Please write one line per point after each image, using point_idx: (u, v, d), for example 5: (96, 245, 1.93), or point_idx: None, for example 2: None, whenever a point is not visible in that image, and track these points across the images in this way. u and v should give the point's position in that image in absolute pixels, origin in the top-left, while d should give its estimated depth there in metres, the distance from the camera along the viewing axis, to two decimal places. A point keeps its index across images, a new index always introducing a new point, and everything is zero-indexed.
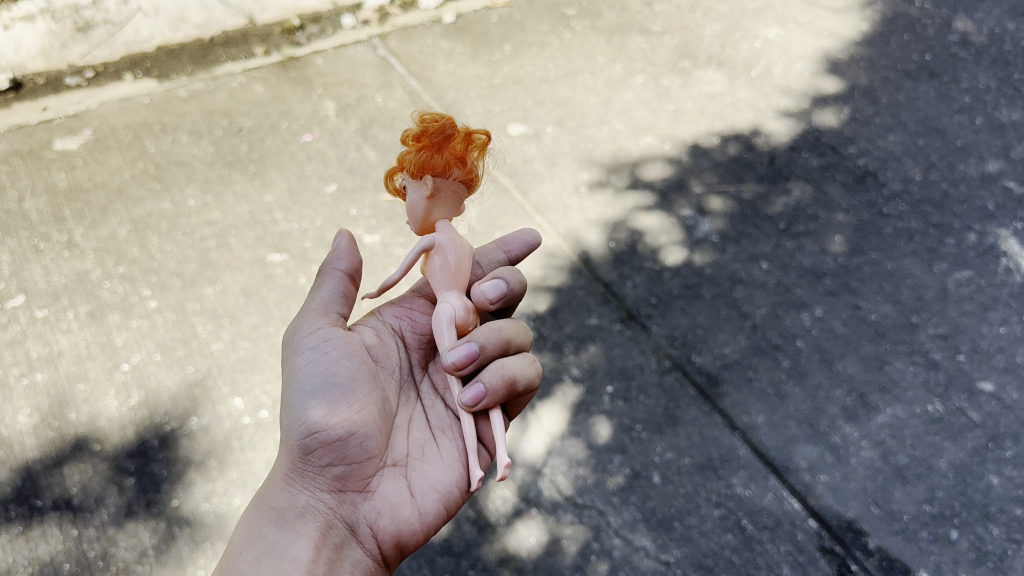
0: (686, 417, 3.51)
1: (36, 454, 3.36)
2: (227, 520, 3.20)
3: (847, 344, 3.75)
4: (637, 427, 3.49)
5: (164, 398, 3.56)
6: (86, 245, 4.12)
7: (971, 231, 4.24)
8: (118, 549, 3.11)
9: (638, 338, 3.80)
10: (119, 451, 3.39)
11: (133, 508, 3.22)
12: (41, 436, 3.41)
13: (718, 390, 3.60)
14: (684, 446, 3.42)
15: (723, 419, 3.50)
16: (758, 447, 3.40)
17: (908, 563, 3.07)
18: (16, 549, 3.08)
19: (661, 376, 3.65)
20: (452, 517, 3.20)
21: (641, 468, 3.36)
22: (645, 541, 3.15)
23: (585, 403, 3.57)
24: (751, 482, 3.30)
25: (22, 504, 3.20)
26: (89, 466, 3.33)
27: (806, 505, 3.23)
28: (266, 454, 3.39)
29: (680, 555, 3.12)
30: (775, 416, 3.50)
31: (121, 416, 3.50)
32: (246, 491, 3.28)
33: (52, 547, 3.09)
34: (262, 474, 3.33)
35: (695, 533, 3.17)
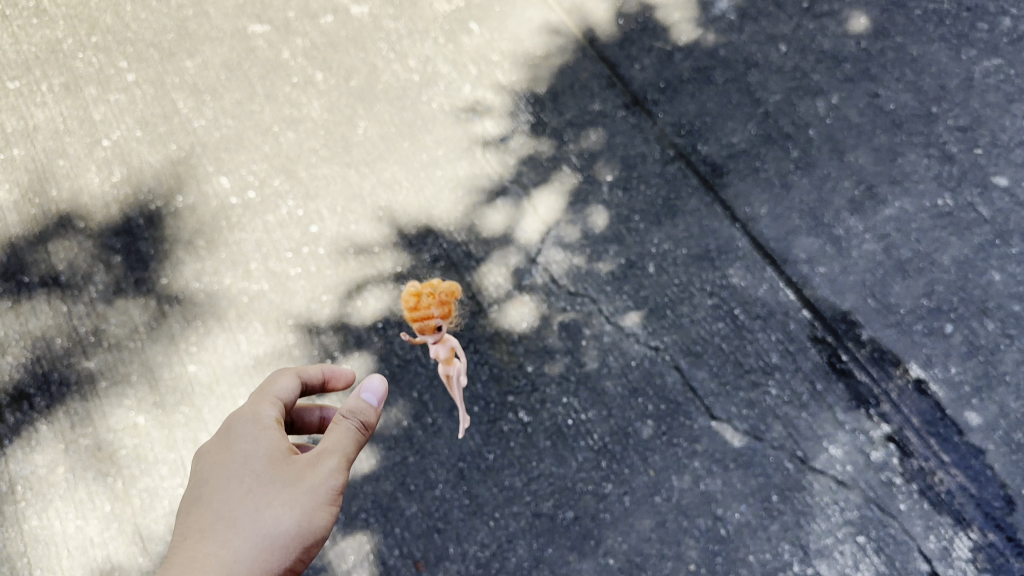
0: (686, 208, 3.40)
1: (20, 231, 3.29)
2: (218, 299, 3.17)
3: (862, 134, 3.55)
4: (635, 216, 3.39)
5: (148, 176, 3.43)
6: (56, 12, 3.85)
7: (1005, 15, 3.86)
8: (109, 326, 3.10)
9: (643, 126, 3.61)
10: (103, 228, 3.30)
11: (122, 286, 3.18)
12: (23, 212, 3.33)
13: (721, 180, 3.46)
14: (682, 237, 3.34)
15: (724, 209, 3.40)
16: (757, 238, 3.33)
17: (899, 355, 3.08)
18: (8, 325, 3.09)
19: (664, 166, 3.51)
20: None
21: (636, 258, 3.30)
22: (636, 328, 3.17)
23: (584, 191, 3.45)
24: (748, 273, 3.25)
25: (10, 281, 3.18)
26: (74, 244, 3.26)
27: (801, 296, 3.20)
28: (255, 236, 3.32)
29: (669, 342, 3.14)
30: (778, 208, 3.39)
31: (104, 193, 3.38)
32: (236, 271, 3.24)
33: (42, 322, 3.10)
34: (252, 255, 3.28)
35: (686, 322, 3.17)
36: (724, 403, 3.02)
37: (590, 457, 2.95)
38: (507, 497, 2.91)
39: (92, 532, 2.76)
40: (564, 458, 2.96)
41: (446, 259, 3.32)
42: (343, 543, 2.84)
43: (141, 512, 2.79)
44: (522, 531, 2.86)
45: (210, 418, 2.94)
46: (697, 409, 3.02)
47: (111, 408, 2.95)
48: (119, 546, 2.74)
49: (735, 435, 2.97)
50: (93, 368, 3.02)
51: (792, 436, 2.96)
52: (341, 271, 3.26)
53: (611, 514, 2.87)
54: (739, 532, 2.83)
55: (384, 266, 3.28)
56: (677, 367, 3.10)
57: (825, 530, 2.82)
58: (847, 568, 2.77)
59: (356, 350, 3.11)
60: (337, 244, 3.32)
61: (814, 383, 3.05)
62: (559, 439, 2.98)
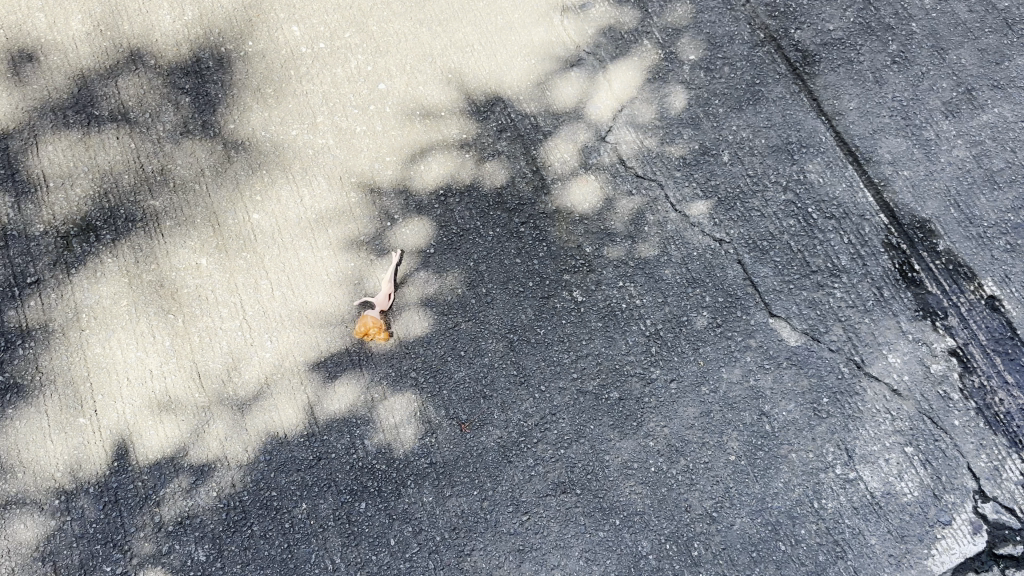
0: (771, 96, 3.25)
1: (90, 63, 3.25)
2: (284, 151, 3.15)
3: (969, 31, 3.34)
4: (715, 101, 3.25)
5: (219, 18, 3.35)
6: None
7: None
8: (176, 167, 3.11)
9: (734, 4, 3.42)
10: (173, 68, 3.27)
11: (189, 128, 3.17)
12: (95, 46, 3.27)
13: (811, 69, 3.29)
14: (762, 127, 3.20)
15: (810, 101, 3.24)
16: (842, 134, 3.18)
17: (975, 270, 2.98)
18: (77, 156, 3.10)
19: (751, 49, 3.33)
20: (511, 172, 3.17)
21: (712, 144, 3.19)
22: (702, 218, 3.09)
23: (663, 70, 3.31)
24: (827, 170, 3.13)
25: (80, 112, 3.17)
26: (144, 81, 3.23)
27: (879, 199, 3.08)
28: (323, 89, 3.26)
29: (735, 235, 3.06)
30: (868, 104, 3.22)
31: (175, 32, 3.32)
32: (303, 123, 3.20)
33: (110, 157, 3.11)
34: (319, 109, 3.23)
35: (756, 216, 3.08)
36: (785, 301, 2.97)
37: (641, 342, 2.93)
38: (553, 371, 2.90)
39: (152, 364, 2.84)
40: (614, 339, 2.94)
41: (513, 129, 3.23)
42: (392, 400, 2.84)
43: (200, 350, 2.86)
44: (565, 406, 2.86)
45: (270, 268, 2.98)
46: (756, 305, 2.97)
47: (174, 248, 2.99)
48: (177, 379, 2.82)
49: (792, 334, 2.93)
50: (159, 207, 3.04)
51: (851, 341, 2.91)
52: (407, 133, 3.21)
53: (655, 399, 2.86)
54: (785, 430, 2.82)
55: (449, 132, 3.21)
56: (741, 261, 3.03)
57: (873, 437, 2.80)
58: (890, 476, 2.75)
59: (415, 215, 3.09)
60: (403, 104, 3.25)
61: (881, 290, 2.97)
62: (611, 321, 2.96)
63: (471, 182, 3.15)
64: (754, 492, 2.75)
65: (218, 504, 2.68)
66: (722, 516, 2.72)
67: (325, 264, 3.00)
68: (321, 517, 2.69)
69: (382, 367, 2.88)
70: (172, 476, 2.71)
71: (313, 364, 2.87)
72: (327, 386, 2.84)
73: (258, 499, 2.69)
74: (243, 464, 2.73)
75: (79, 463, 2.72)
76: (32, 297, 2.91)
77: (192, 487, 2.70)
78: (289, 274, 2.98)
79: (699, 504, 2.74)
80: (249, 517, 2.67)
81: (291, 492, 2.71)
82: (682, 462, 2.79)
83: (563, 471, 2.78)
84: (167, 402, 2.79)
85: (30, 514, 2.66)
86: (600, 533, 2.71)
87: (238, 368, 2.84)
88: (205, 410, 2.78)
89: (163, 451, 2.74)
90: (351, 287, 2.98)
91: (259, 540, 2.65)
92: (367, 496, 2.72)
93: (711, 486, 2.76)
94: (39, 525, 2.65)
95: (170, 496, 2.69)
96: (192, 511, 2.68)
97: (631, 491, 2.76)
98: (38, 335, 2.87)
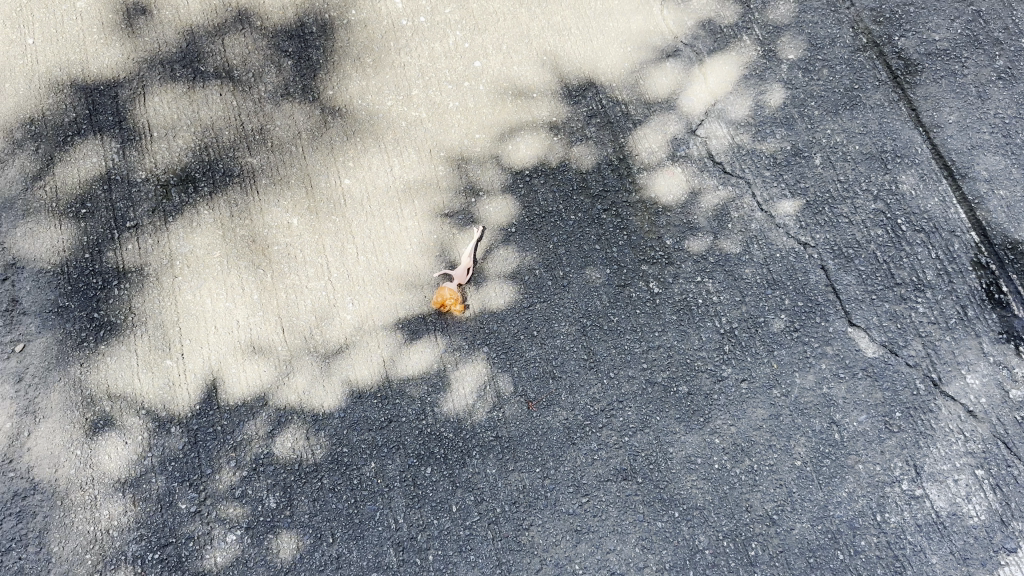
0: (869, 102, 3.22)
1: (200, 19, 3.34)
2: (379, 120, 3.22)
3: None
4: (811, 103, 3.23)
5: None
6: None
7: None
8: (275, 127, 3.20)
9: (838, 6, 3.39)
10: (278, 30, 3.35)
11: (290, 90, 3.26)
12: (206, 3, 3.37)
13: (913, 78, 3.26)
14: (857, 133, 3.18)
15: (909, 110, 3.21)
16: (939, 147, 3.15)
17: None
18: (182, 109, 3.21)
19: (852, 53, 3.30)
20: (598, 158, 3.19)
21: (804, 147, 3.17)
22: (788, 220, 3.08)
23: (760, 67, 3.30)
24: (920, 183, 3.10)
25: (186, 67, 3.27)
26: (249, 41, 3.32)
27: (972, 216, 3.06)
28: (420, 62, 3.32)
29: (820, 240, 3.05)
30: (969, 118, 3.19)
31: None
32: (399, 94, 3.26)
33: (213, 112, 3.21)
34: (415, 82, 3.28)
35: (843, 222, 3.06)
36: (865, 311, 2.95)
37: (715, 339, 2.93)
38: (624, 359, 2.92)
39: (239, 315, 2.94)
40: (687, 333, 2.94)
41: (603, 116, 3.25)
42: (464, 370, 2.90)
43: (285, 306, 2.96)
44: (632, 395, 2.87)
45: (357, 233, 3.06)
46: (836, 312, 2.96)
47: (268, 206, 3.09)
48: (261, 332, 2.92)
49: (870, 345, 2.91)
50: (256, 165, 3.14)
51: (930, 357, 2.89)
52: (498, 112, 3.25)
53: (724, 397, 2.87)
54: (854, 441, 2.81)
55: (540, 113, 3.24)
56: (824, 267, 3.02)
57: (944, 456, 2.78)
58: (958, 497, 2.74)
59: (500, 193, 3.14)
60: (497, 83, 3.29)
61: (965, 309, 2.94)
62: (686, 315, 2.97)
63: (557, 165, 3.18)
64: (816, 499, 2.75)
65: (291, 455, 2.78)
66: (782, 519, 2.73)
67: (410, 233, 3.07)
68: (387, 478, 2.76)
69: (456, 337, 2.94)
70: (249, 423, 2.81)
71: (392, 328, 2.95)
72: (403, 350, 2.92)
73: (329, 454, 2.79)
74: (318, 418, 2.82)
75: (164, 403, 2.83)
76: (130, 241, 3.03)
77: (268, 436, 2.80)
78: (375, 240, 3.06)
79: (760, 504, 2.75)
80: (320, 471, 2.76)
81: (361, 451, 2.79)
82: (747, 462, 2.79)
83: (626, 458, 2.80)
84: (251, 352, 2.90)
85: (115, 446, 2.78)
86: (658, 523, 2.74)
87: (321, 326, 2.93)
88: (286, 364, 2.88)
89: (244, 398, 2.84)
90: (433, 258, 3.04)
91: (327, 493, 2.74)
92: (433, 462, 2.78)
93: (774, 489, 2.76)
94: (123, 457, 2.77)
95: (246, 443, 2.80)
96: (266, 459, 2.78)
97: (692, 486, 2.77)
98: (134, 277, 2.99)
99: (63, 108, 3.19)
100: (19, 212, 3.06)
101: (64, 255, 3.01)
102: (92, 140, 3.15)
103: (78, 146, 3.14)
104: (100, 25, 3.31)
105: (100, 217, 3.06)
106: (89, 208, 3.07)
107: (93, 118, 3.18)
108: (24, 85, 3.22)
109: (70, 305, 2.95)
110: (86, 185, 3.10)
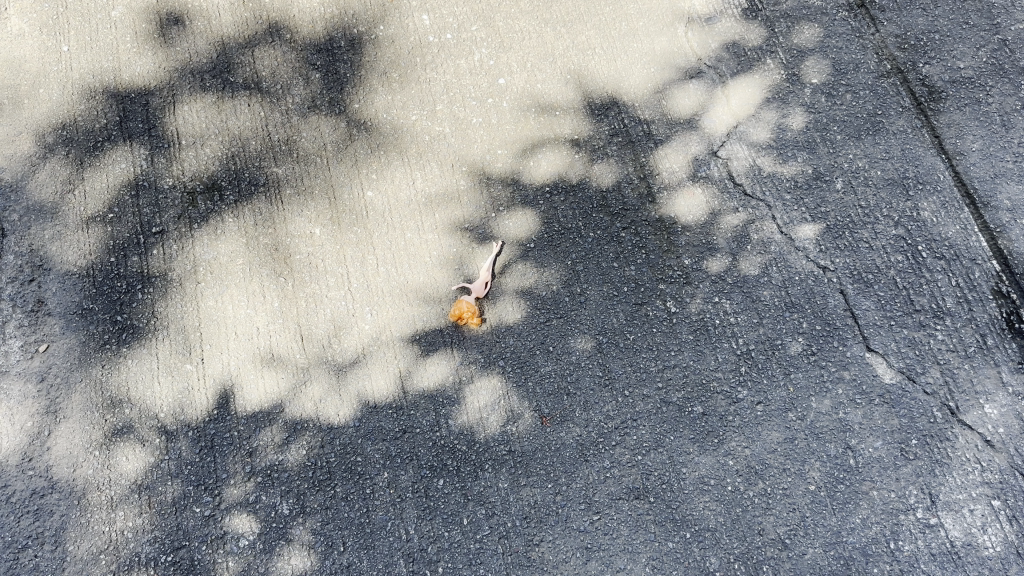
0: (891, 128, 3.23)
1: (231, 31, 3.41)
2: (403, 134, 3.26)
3: None
4: (833, 128, 3.24)
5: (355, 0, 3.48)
6: None
7: None
8: (301, 138, 3.25)
9: (863, 31, 3.40)
10: (307, 44, 3.41)
11: (316, 103, 3.31)
12: (237, 16, 3.43)
13: (936, 105, 3.26)
14: (879, 159, 3.18)
15: (932, 137, 3.21)
16: (961, 175, 3.15)
17: None
18: (210, 118, 3.26)
19: (876, 79, 3.31)
20: (619, 177, 3.21)
21: (825, 171, 3.18)
22: (808, 244, 3.08)
23: (783, 90, 3.31)
24: (942, 210, 3.10)
25: (216, 78, 3.32)
26: (278, 54, 3.38)
27: (993, 245, 3.05)
28: (446, 78, 3.36)
29: (839, 264, 3.05)
30: (993, 147, 3.19)
31: (312, 10, 3.46)
32: (424, 109, 3.30)
33: (241, 123, 3.27)
34: (440, 97, 3.32)
35: (863, 247, 3.06)
36: (884, 337, 2.94)
37: (731, 360, 2.93)
38: (639, 378, 2.92)
39: (259, 322, 2.98)
40: (703, 354, 2.94)
41: (625, 135, 3.27)
42: (479, 383, 2.91)
43: (305, 314, 2.99)
44: (647, 413, 2.87)
45: (378, 244, 3.10)
46: (854, 337, 2.95)
47: (291, 215, 3.13)
48: (281, 339, 2.96)
49: (887, 371, 2.90)
50: (281, 175, 3.19)
51: (948, 385, 2.87)
52: (521, 129, 3.28)
53: (739, 419, 2.86)
54: (869, 467, 2.79)
55: (563, 131, 3.27)
56: (843, 291, 3.01)
57: (959, 485, 2.76)
58: (973, 527, 2.71)
59: (521, 209, 3.16)
60: (521, 100, 3.32)
61: (985, 338, 2.92)
62: (703, 336, 2.97)
63: (578, 182, 3.20)
64: (830, 524, 2.73)
65: (306, 462, 2.80)
66: (794, 544, 2.71)
67: (430, 246, 3.10)
68: (399, 488, 2.78)
69: (472, 351, 2.96)
70: (265, 429, 2.84)
71: (409, 339, 2.97)
72: (420, 361, 2.94)
73: (343, 462, 2.81)
74: (334, 426, 2.85)
75: (182, 407, 2.87)
76: (155, 246, 3.08)
77: (284, 442, 2.83)
78: (395, 252, 3.09)
79: (772, 528, 2.73)
80: (334, 479, 2.78)
81: (375, 460, 2.81)
82: (760, 485, 2.78)
83: (638, 477, 2.80)
84: (269, 358, 2.93)
85: (133, 448, 2.82)
86: (669, 543, 2.73)
87: (339, 335, 2.96)
88: (304, 372, 2.91)
89: (261, 405, 2.87)
90: (453, 272, 3.07)
91: (339, 501, 2.76)
92: (446, 474, 2.79)
93: (787, 513, 2.75)
94: (140, 459, 2.81)
95: (262, 449, 2.82)
96: (281, 465, 2.80)
97: (704, 507, 2.76)
98: (157, 282, 3.03)
99: (95, 115, 3.26)
100: (48, 214, 3.11)
101: (90, 258, 3.06)
102: (121, 146, 3.21)
103: (108, 152, 3.20)
104: (133, 34, 3.38)
105: (126, 222, 3.11)
106: (116, 213, 3.12)
107: (124, 125, 3.24)
108: (58, 92, 3.28)
109: (94, 308, 3.00)
110: (114, 190, 3.15)
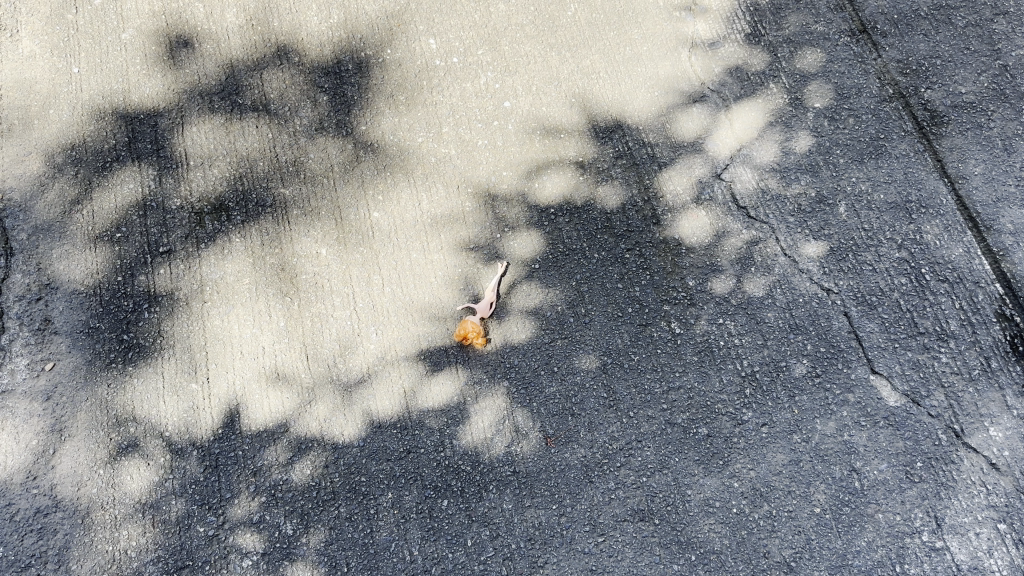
0: (893, 152, 3.25)
1: (239, 54, 3.45)
2: (409, 156, 3.29)
3: None
4: (836, 151, 3.27)
5: (363, 24, 3.52)
6: None
7: None
8: (308, 160, 3.28)
9: (865, 57, 3.44)
10: (315, 67, 3.44)
11: (324, 125, 3.34)
12: (246, 38, 3.47)
13: (938, 129, 3.29)
14: (882, 181, 3.20)
15: (934, 161, 3.24)
16: (964, 199, 3.18)
17: None
18: (218, 139, 3.29)
19: (878, 103, 3.35)
20: (624, 198, 3.23)
21: (829, 194, 3.20)
22: (811, 266, 3.10)
23: (786, 114, 3.34)
24: (945, 233, 3.12)
25: (225, 99, 3.36)
26: (287, 77, 3.41)
27: (997, 268, 3.07)
28: (452, 101, 3.39)
29: (843, 286, 3.06)
30: (995, 170, 3.21)
31: (321, 34, 3.49)
32: (430, 131, 3.33)
33: (249, 143, 3.30)
34: (446, 120, 3.35)
35: (867, 270, 3.08)
36: (887, 359, 2.95)
37: (735, 381, 2.94)
38: (643, 399, 2.92)
39: (264, 341, 2.99)
40: (708, 375, 2.95)
41: (629, 157, 3.29)
42: (483, 403, 2.92)
43: (310, 334, 3.00)
44: (651, 435, 2.87)
45: (384, 264, 3.11)
46: (858, 359, 2.96)
47: (298, 236, 3.15)
48: (286, 359, 2.97)
49: (892, 394, 2.91)
50: (288, 195, 3.21)
51: (952, 408, 2.87)
52: (526, 151, 3.30)
53: (744, 441, 2.86)
54: (874, 489, 2.79)
55: (567, 153, 3.30)
56: (846, 314, 3.02)
57: (965, 508, 2.76)
58: (979, 551, 2.70)
59: (526, 229, 3.18)
60: (526, 123, 3.35)
61: (989, 360, 2.93)
62: (707, 357, 2.97)
63: (583, 204, 3.22)
64: (835, 548, 2.73)
65: (310, 482, 2.80)
66: (800, 567, 2.70)
67: (435, 267, 3.12)
68: (403, 508, 2.77)
69: (477, 371, 2.97)
70: (270, 448, 2.84)
71: (414, 359, 2.98)
72: (425, 381, 2.95)
73: (347, 482, 2.80)
74: (338, 445, 2.85)
75: (187, 426, 2.87)
76: (162, 266, 3.10)
77: (288, 462, 2.83)
78: (401, 273, 3.10)
79: (778, 551, 2.72)
80: (338, 499, 2.78)
81: (379, 481, 2.81)
82: (765, 507, 2.78)
83: (643, 499, 2.79)
84: (274, 378, 2.94)
85: (137, 467, 2.82)
86: (673, 566, 2.72)
87: (345, 355, 2.97)
88: (309, 391, 2.92)
89: (266, 424, 2.88)
90: (458, 292, 3.08)
91: (343, 522, 2.76)
92: (450, 495, 2.79)
93: (792, 535, 2.74)
94: (144, 479, 2.80)
95: (267, 468, 2.82)
96: (285, 484, 2.80)
97: (709, 530, 2.75)
98: (164, 301, 3.05)
99: (104, 136, 3.29)
100: (56, 234, 3.13)
101: (97, 277, 3.08)
102: (129, 167, 3.24)
103: (116, 172, 3.23)
104: (143, 56, 3.42)
105: (134, 242, 3.13)
106: (124, 233, 3.14)
107: (132, 145, 3.27)
108: (68, 112, 3.31)
109: (100, 327, 3.01)
110: (121, 210, 3.18)
